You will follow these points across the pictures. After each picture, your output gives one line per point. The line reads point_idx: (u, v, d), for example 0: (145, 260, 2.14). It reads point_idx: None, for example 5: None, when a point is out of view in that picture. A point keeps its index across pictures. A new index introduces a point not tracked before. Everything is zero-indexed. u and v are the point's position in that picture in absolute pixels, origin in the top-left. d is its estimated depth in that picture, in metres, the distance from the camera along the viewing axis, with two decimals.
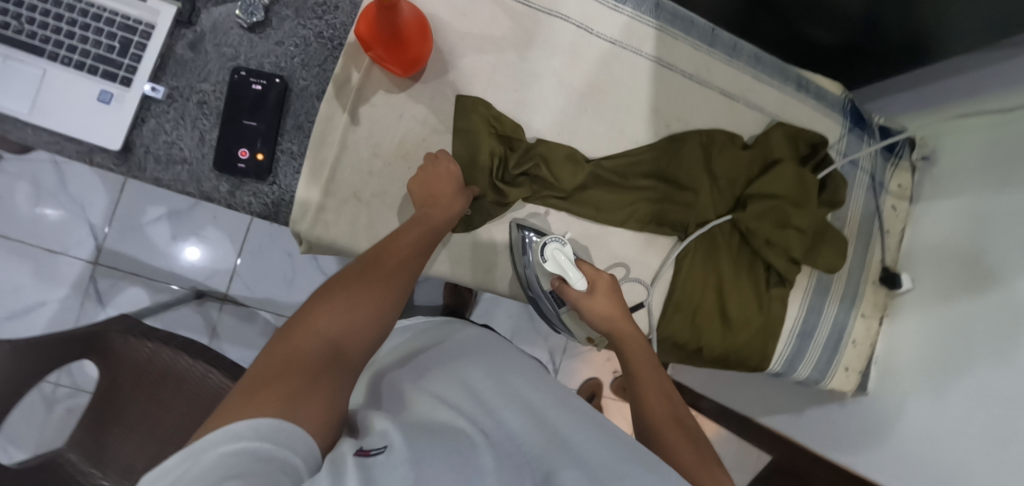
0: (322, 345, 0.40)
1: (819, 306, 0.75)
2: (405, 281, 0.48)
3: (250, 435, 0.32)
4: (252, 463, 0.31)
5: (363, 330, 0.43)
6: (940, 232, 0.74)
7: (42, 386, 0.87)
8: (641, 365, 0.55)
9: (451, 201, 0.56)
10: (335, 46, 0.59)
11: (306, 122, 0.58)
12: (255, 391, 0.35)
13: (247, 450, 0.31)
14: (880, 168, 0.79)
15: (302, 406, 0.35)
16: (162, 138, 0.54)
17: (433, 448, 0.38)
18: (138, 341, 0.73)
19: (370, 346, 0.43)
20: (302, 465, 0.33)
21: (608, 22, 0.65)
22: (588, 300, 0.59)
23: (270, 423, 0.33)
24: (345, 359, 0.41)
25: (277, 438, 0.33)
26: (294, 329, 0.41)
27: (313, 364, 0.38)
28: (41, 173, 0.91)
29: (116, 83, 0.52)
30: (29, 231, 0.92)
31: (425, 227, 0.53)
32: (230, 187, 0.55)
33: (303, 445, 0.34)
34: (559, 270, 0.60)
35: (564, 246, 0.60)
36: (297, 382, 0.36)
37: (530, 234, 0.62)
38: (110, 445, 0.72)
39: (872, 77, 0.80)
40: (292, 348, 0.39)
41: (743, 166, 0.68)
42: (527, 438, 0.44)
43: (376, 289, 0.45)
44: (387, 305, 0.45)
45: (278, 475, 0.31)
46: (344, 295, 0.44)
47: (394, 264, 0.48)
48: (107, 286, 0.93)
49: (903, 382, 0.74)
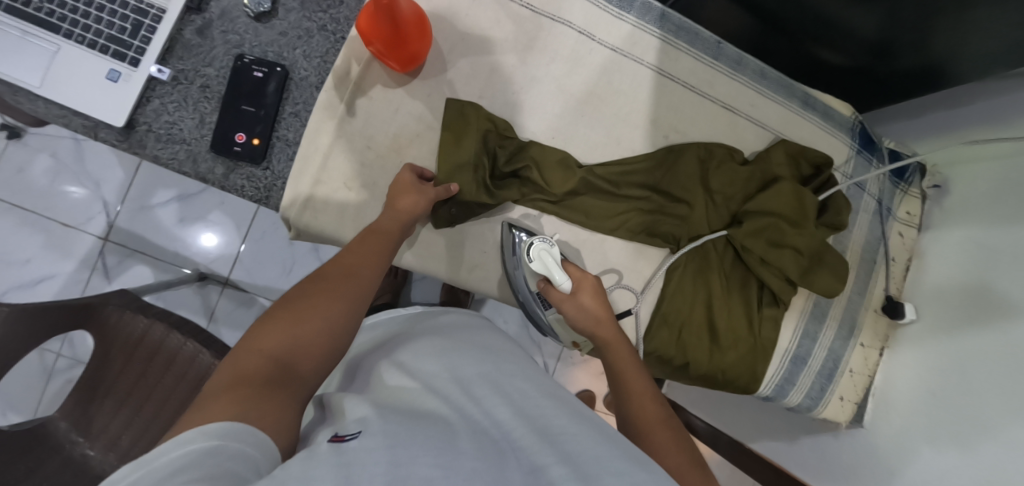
0: (273, 359, 0.41)
1: (814, 331, 0.73)
2: (359, 289, 0.49)
3: (200, 437, 0.33)
4: (202, 458, 0.32)
5: (316, 340, 0.44)
6: (947, 262, 0.72)
7: (43, 354, 0.90)
8: (624, 363, 0.55)
9: (422, 206, 0.57)
10: (337, 40, 0.60)
11: (304, 111, 0.59)
12: (206, 405, 0.36)
13: (195, 450, 0.32)
14: (887, 193, 0.78)
15: (255, 413, 0.36)
16: (164, 118, 0.56)
17: (411, 432, 0.38)
18: (133, 315, 0.75)
19: (325, 354, 0.44)
20: (260, 458, 0.34)
21: (611, 30, 0.65)
22: (572, 302, 0.59)
23: (219, 425, 0.34)
24: (297, 372, 0.42)
25: (227, 435, 0.34)
26: (243, 348, 0.42)
27: (263, 377, 0.39)
28: (62, 149, 0.95)
29: (125, 63, 0.54)
30: (47, 204, 0.95)
31: (381, 236, 0.54)
32: (225, 169, 0.56)
33: (258, 442, 0.35)
34: (544, 271, 0.59)
35: (551, 248, 0.59)
36: (247, 393, 0.37)
37: (520, 234, 0.63)
38: (98, 416, 0.75)
39: (885, 101, 0.78)
40: (241, 366, 0.40)
41: (741, 183, 0.67)
42: (515, 426, 0.43)
43: (327, 300, 0.47)
44: (339, 315, 0.46)
45: (232, 464, 0.32)
46: (293, 310, 0.45)
47: (345, 275, 0.50)
48: (114, 262, 0.96)
49: (899, 415, 0.71)
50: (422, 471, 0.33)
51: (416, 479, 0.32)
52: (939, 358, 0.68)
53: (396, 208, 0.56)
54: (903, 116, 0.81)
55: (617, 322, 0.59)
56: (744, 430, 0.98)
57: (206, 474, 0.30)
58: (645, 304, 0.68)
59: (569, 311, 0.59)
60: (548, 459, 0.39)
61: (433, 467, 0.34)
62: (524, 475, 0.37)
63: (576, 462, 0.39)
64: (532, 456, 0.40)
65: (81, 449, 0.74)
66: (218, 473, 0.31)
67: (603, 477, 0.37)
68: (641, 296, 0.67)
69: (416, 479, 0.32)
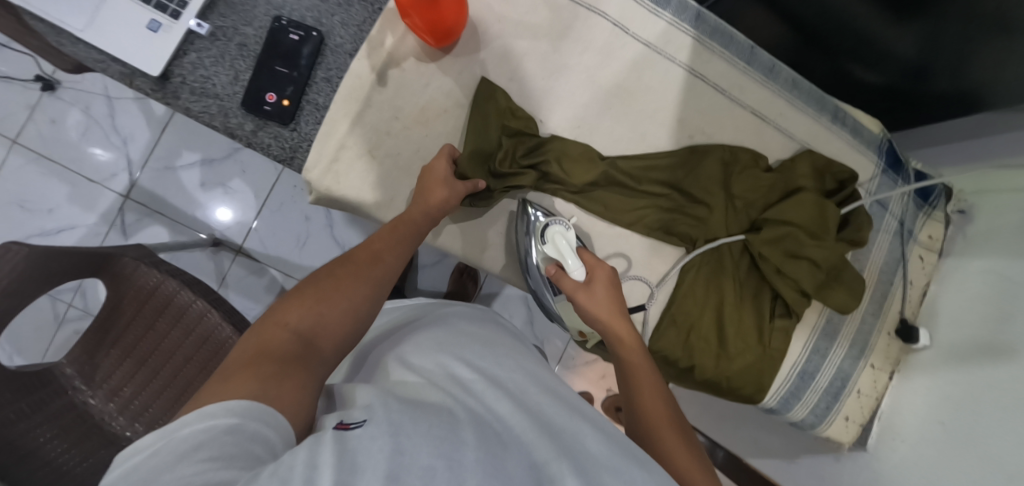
0: (295, 334, 0.43)
1: (824, 348, 0.72)
2: (382, 275, 0.51)
3: (222, 413, 0.34)
4: (222, 436, 0.33)
5: (336, 321, 0.46)
6: (967, 295, 0.70)
7: (55, 303, 0.91)
8: (637, 368, 0.54)
9: (440, 193, 0.57)
10: (375, 10, 0.61)
11: (336, 77, 0.60)
12: (231, 376, 0.38)
13: (217, 426, 0.34)
14: (910, 214, 0.77)
15: (275, 387, 0.38)
16: (200, 71, 0.57)
17: (412, 419, 0.38)
18: (147, 269, 0.76)
19: (345, 337, 0.46)
20: (279, 441, 0.36)
21: (646, 26, 0.65)
22: (585, 292, 0.58)
23: (242, 403, 0.36)
24: (318, 349, 0.44)
25: (249, 414, 0.35)
26: (267, 322, 0.44)
27: (284, 350, 0.41)
28: (94, 105, 0.97)
29: (166, 15, 0.55)
30: (74, 158, 0.97)
31: (407, 224, 0.55)
32: (253, 126, 0.57)
33: (277, 423, 0.36)
34: (557, 254, 0.60)
35: (567, 231, 0.60)
36: (269, 367, 0.39)
37: (535, 213, 0.63)
38: (102, 365, 0.77)
39: (913, 122, 0.78)
40: (265, 339, 0.42)
41: (763, 190, 0.66)
42: (516, 422, 0.42)
43: (350, 283, 0.48)
44: (361, 298, 0.48)
45: (251, 445, 0.34)
46: (319, 290, 0.47)
47: (370, 259, 0.51)
48: (132, 220, 0.98)
49: (902, 443, 0.70)
50: (423, 460, 0.33)
51: (417, 469, 0.32)
52: (949, 389, 0.67)
53: (428, 201, 0.56)
54: (932, 140, 0.80)
55: (629, 319, 0.58)
56: (741, 445, 0.96)
57: (224, 454, 0.32)
58: (650, 302, 0.68)
59: (583, 301, 0.58)
60: (549, 454, 0.38)
61: (434, 456, 0.33)
62: (527, 467, 0.37)
63: (575, 456, 0.39)
64: (534, 452, 0.38)
65: (83, 397, 0.76)
66: (236, 453, 0.32)
67: (603, 476, 0.36)
68: (655, 289, 0.67)
69: (417, 468, 0.32)
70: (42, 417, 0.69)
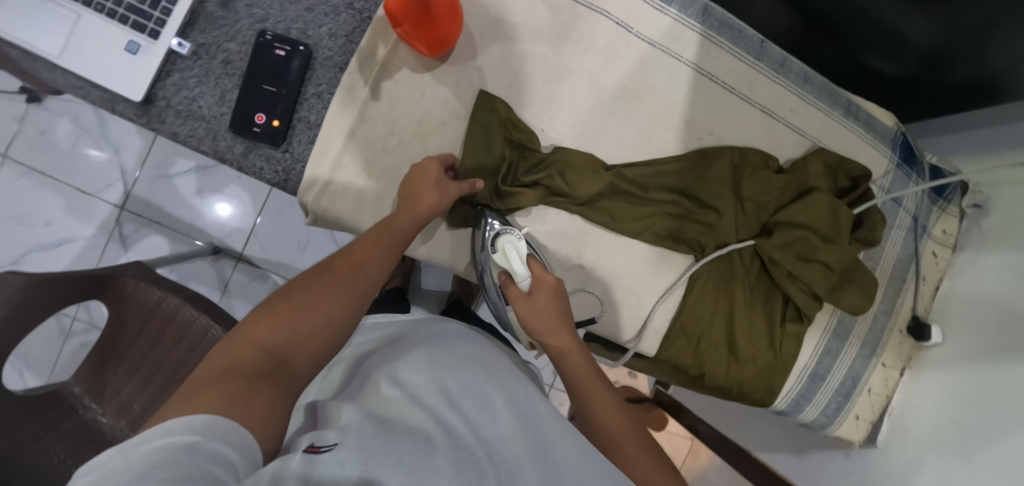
0: (266, 352, 0.42)
1: (836, 349, 0.71)
2: (364, 288, 0.49)
3: (184, 431, 0.33)
4: (183, 455, 0.31)
5: (312, 338, 0.44)
6: (981, 289, 0.68)
7: (60, 318, 0.91)
8: (583, 375, 0.54)
9: (424, 196, 0.54)
10: (365, 19, 0.58)
11: (327, 92, 0.57)
12: (196, 392, 0.37)
13: (177, 444, 0.32)
14: (924, 209, 0.74)
15: (242, 405, 0.37)
16: (184, 93, 0.54)
17: (387, 445, 0.38)
18: (148, 287, 0.75)
19: (322, 354, 0.45)
20: (241, 461, 0.34)
21: (650, 23, 0.62)
22: (527, 302, 0.56)
23: (206, 420, 0.34)
24: (291, 367, 0.42)
25: (212, 433, 0.33)
26: (236, 336, 0.42)
27: (254, 369, 0.40)
28: (83, 114, 0.95)
29: (145, 35, 0.52)
30: (67, 169, 0.95)
31: (394, 235, 0.53)
32: (244, 149, 0.55)
33: (242, 441, 0.35)
34: (508, 265, 0.57)
35: (518, 240, 0.57)
36: (238, 384, 0.38)
37: (491, 223, 0.59)
38: (110, 383, 0.77)
39: (932, 112, 0.74)
40: (235, 354, 0.41)
41: (774, 192, 0.64)
42: (508, 445, 0.45)
43: (329, 296, 0.47)
44: (339, 313, 0.47)
45: (208, 465, 0.31)
46: (295, 302, 0.45)
47: (350, 272, 0.49)
48: (130, 231, 0.96)
49: (913, 441, 0.69)
50: None
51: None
52: (963, 389, 0.65)
53: (417, 207, 0.54)
54: (947, 130, 0.77)
55: (572, 325, 0.57)
56: (751, 438, 0.96)
57: (181, 474, 0.30)
58: (651, 309, 0.65)
59: (523, 311, 0.56)
60: None
61: None
62: None
63: None
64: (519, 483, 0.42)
65: (93, 415, 0.76)
66: (194, 474, 0.30)
67: None
68: (654, 307, 0.65)
69: None
70: (55, 436, 0.69)
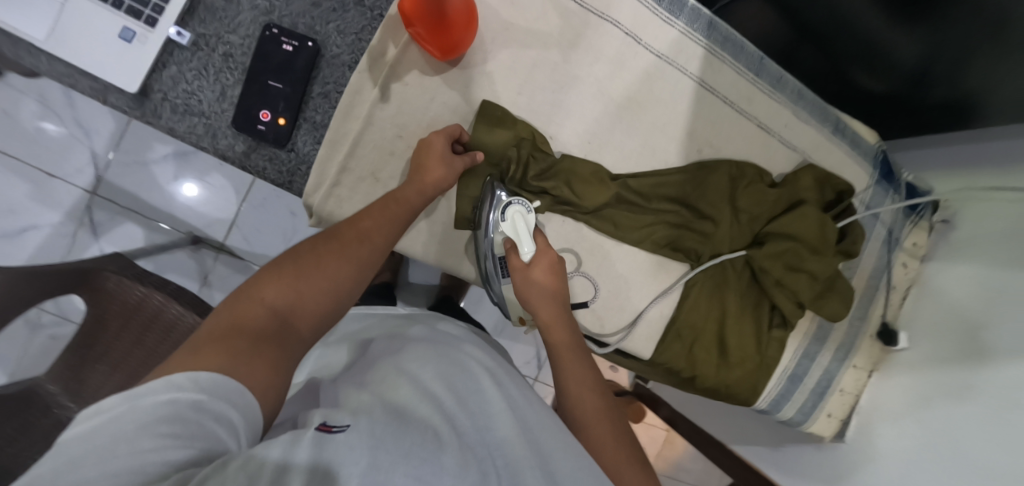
0: (272, 312, 0.41)
1: (814, 352, 0.76)
2: (369, 255, 0.48)
3: (192, 387, 0.33)
4: (187, 411, 0.32)
5: (316, 302, 0.44)
6: (948, 296, 0.72)
7: (27, 311, 0.86)
8: (572, 374, 0.54)
9: (432, 169, 0.54)
10: (374, 16, 0.56)
11: (333, 92, 0.56)
12: (201, 348, 0.37)
13: (182, 400, 0.33)
14: (898, 224, 0.79)
15: (247, 364, 0.37)
16: (182, 87, 0.52)
17: (397, 436, 0.37)
18: (131, 283, 0.71)
19: (325, 319, 0.45)
20: (243, 424, 0.35)
21: (658, 35, 0.63)
22: (524, 273, 0.58)
23: (211, 377, 0.34)
24: (295, 329, 0.42)
25: (217, 392, 0.34)
26: (241, 295, 0.42)
27: (260, 329, 0.39)
28: (50, 93, 0.89)
29: (141, 22, 0.50)
30: (32, 151, 0.89)
31: (402, 205, 0.52)
32: (246, 148, 0.53)
33: (248, 404, 0.35)
34: (514, 234, 0.58)
35: (527, 212, 0.58)
36: (243, 342, 0.38)
37: (501, 193, 0.59)
38: (90, 379, 0.73)
39: (906, 134, 0.79)
40: (240, 312, 0.40)
41: (767, 204, 0.66)
42: (510, 448, 0.44)
43: (335, 261, 0.46)
44: (344, 279, 0.46)
45: (211, 426, 0.33)
46: (300, 265, 0.45)
47: (357, 238, 0.48)
48: (103, 218, 0.91)
49: (880, 436, 0.74)
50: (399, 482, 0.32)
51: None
52: (926, 387, 0.70)
53: (425, 179, 0.53)
54: (921, 146, 0.81)
55: (568, 319, 0.58)
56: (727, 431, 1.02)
57: (187, 431, 0.32)
58: (645, 309, 0.67)
59: (518, 281, 0.58)
60: None
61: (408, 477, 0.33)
62: None
63: None
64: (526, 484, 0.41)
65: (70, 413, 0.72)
66: (198, 435, 0.32)
67: None
68: (653, 302, 0.67)
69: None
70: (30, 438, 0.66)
